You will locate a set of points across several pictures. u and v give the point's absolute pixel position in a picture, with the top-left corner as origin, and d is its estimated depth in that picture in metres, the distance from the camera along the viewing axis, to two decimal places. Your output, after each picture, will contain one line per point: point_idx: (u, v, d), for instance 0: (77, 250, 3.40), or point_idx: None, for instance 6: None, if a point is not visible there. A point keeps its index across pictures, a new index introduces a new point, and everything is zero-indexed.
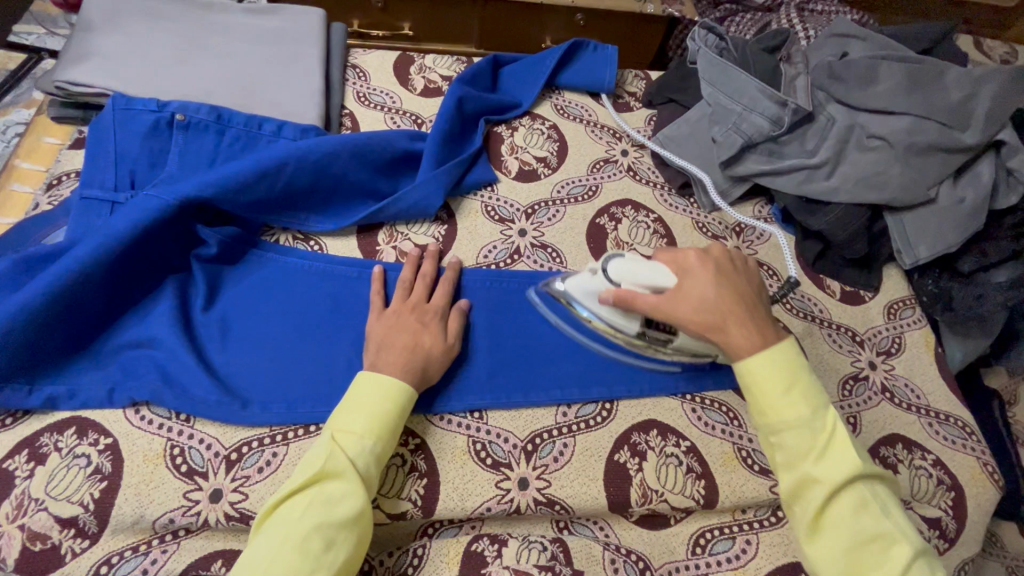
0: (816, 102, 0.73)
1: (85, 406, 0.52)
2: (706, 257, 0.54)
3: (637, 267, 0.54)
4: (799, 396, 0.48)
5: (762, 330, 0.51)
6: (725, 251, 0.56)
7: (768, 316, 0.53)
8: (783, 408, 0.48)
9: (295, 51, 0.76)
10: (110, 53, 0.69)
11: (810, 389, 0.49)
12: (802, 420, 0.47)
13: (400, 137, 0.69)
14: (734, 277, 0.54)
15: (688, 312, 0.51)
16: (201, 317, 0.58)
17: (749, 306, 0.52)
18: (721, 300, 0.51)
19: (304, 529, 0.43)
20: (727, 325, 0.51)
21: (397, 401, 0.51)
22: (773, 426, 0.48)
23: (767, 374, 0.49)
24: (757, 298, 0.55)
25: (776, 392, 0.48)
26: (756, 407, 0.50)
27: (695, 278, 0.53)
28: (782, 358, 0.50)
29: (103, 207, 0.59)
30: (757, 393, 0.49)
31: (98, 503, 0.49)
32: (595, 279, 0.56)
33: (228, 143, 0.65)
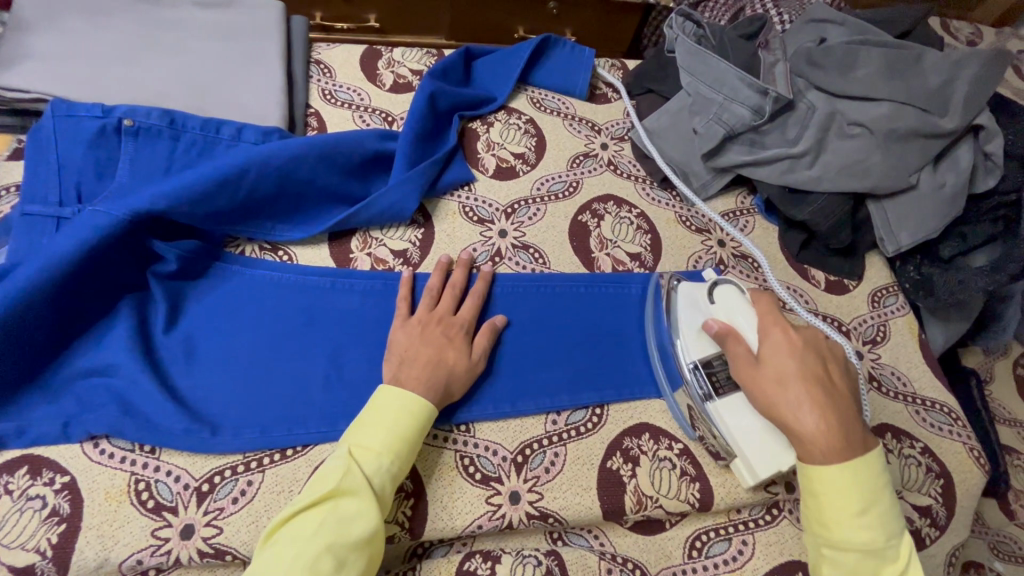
0: (796, 89, 0.71)
1: (38, 443, 0.48)
2: (793, 334, 0.53)
3: (737, 306, 0.56)
4: (874, 522, 0.46)
5: (843, 427, 0.48)
6: (817, 338, 0.54)
7: (854, 414, 0.50)
8: (856, 531, 0.46)
9: (252, 48, 0.71)
10: (48, 54, 0.63)
11: (886, 514, 0.47)
12: (872, 547, 0.46)
13: (369, 137, 0.66)
14: (822, 360, 0.52)
15: (760, 383, 0.51)
16: (163, 338, 0.54)
17: (833, 396, 0.50)
18: (801, 381, 0.50)
19: (315, 548, 0.42)
20: (803, 410, 0.49)
21: (416, 417, 0.49)
22: (837, 544, 0.47)
23: (843, 496, 0.47)
24: (844, 389, 0.52)
25: (851, 514, 0.46)
26: (821, 520, 0.48)
27: (775, 352, 0.52)
28: (864, 479, 0.47)
29: (47, 223, 0.54)
30: (825, 507, 0.47)
31: (57, 548, 0.45)
32: (702, 306, 0.58)
33: (183, 149, 0.61)
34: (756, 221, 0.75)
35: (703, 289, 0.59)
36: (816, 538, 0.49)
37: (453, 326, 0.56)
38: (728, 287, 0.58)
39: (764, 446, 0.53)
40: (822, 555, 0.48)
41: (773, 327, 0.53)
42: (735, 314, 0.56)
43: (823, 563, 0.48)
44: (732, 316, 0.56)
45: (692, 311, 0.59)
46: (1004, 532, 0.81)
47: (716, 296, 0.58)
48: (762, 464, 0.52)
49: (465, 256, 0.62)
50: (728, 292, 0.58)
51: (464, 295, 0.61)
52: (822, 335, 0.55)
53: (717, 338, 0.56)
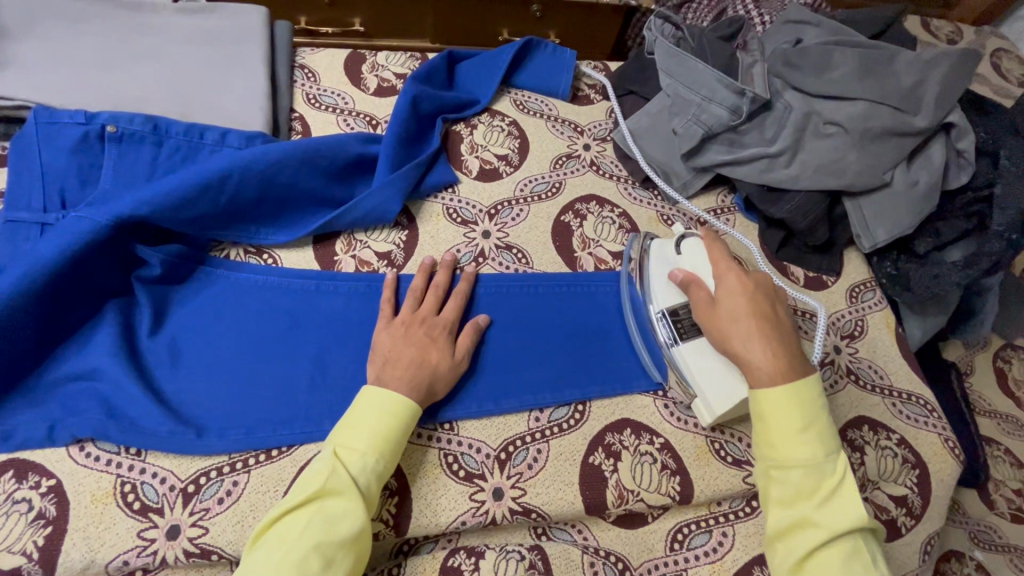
0: (773, 90, 0.73)
1: (23, 447, 0.48)
2: (746, 278, 0.56)
3: (700, 259, 0.61)
4: (812, 438, 0.49)
5: (788, 356, 0.52)
6: (767, 279, 0.57)
7: (798, 346, 0.54)
8: (796, 446, 0.49)
9: (236, 53, 0.72)
10: (31, 62, 0.64)
11: (825, 432, 0.50)
12: (813, 461, 0.48)
13: (353, 141, 0.66)
14: (773, 301, 0.56)
15: (714, 321, 0.55)
16: (148, 343, 0.55)
17: (780, 331, 0.53)
18: (751, 316, 0.53)
19: (302, 549, 0.42)
20: (751, 341, 0.52)
21: (400, 417, 0.50)
22: (781, 461, 0.49)
23: (785, 415, 0.49)
24: (792, 326, 0.55)
25: (792, 430, 0.49)
26: (767, 440, 0.50)
27: (727, 293, 0.55)
28: (804, 398, 0.50)
29: (32, 229, 0.55)
30: (768, 425, 0.50)
31: (43, 550, 0.45)
32: (672, 259, 0.62)
33: (167, 154, 0.61)
34: (736, 219, 0.76)
35: (672, 244, 0.64)
36: (764, 461, 0.50)
37: (436, 326, 0.57)
38: (693, 240, 0.62)
39: (720, 382, 0.56)
40: (770, 479, 0.50)
41: (726, 270, 0.57)
42: (697, 263, 0.60)
43: (771, 486, 0.50)
44: (694, 266, 0.61)
45: (662, 264, 0.63)
46: (984, 522, 0.83)
47: (683, 248, 0.63)
48: (717, 399, 0.55)
49: (447, 257, 0.63)
50: (694, 245, 0.62)
51: (447, 296, 0.62)
52: (771, 279, 0.58)
53: (682, 287, 0.60)
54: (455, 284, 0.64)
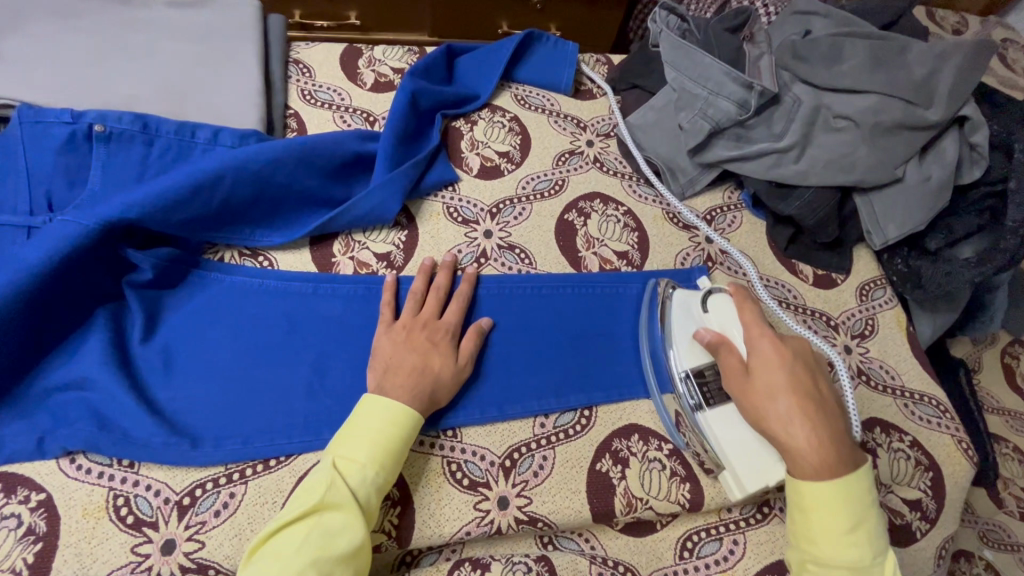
0: (782, 82, 0.70)
1: (11, 460, 0.47)
2: (782, 345, 0.53)
3: (731, 318, 0.56)
4: (861, 538, 0.46)
5: (834, 441, 0.48)
6: (804, 346, 0.54)
7: (843, 428, 0.50)
8: (842, 549, 0.45)
9: (228, 48, 0.70)
10: (15, 59, 0.62)
11: (873, 532, 0.46)
12: (858, 564, 0.45)
13: (349, 139, 0.64)
14: (813, 373, 0.52)
15: (749, 395, 0.51)
16: (141, 350, 0.53)
17: (823, 410, 0.50)
18: (791, 394, 0.50)
19: (300, 565, 0.41)
20: (792, 424, 0.48)
21: (402, 426, 0.49)
22: (823, 560, 0.46)
23: (830, 515, 0.46)
24: (834, 399, 0.52)
25: (838, 530, 0.46)
26: (807, 535, 0.47)
27: (763, 365, 0.52)
28: (854, 492, 0.46)
29: (17, 233, 0.53)
30: (813, 522, 0.47)
31: (33, 567, 0.44)
32: (698, 318, 0.58)
33: (158, 155, 0.59)
34: (743, 216, 0.74)
35: (697, 297, 0.60)
36: (801, 553, 0.48)
37: (437, 330, 0.55)
38: (722, 296, 0.59)
39: (752, 459, 0.53)
40: (807, 572, 0.47)
41: (761, 336, 0.53)
42: (727, 323, 0.56)
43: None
44: (724, 326, 0.57)
45: (686, 320, 0.59)
46: (993, 520, 0.82)
47: (710, 306, 0.59)
48: (749, 477, 0.52)
49: (448, 259, 0.62)
50: (722, 303, 0.58)
51: (448, 299, 0.60)
52: (808, 344, 0.55)
53: (710, 349, 0.56)
54: (456, 286, 0.62)
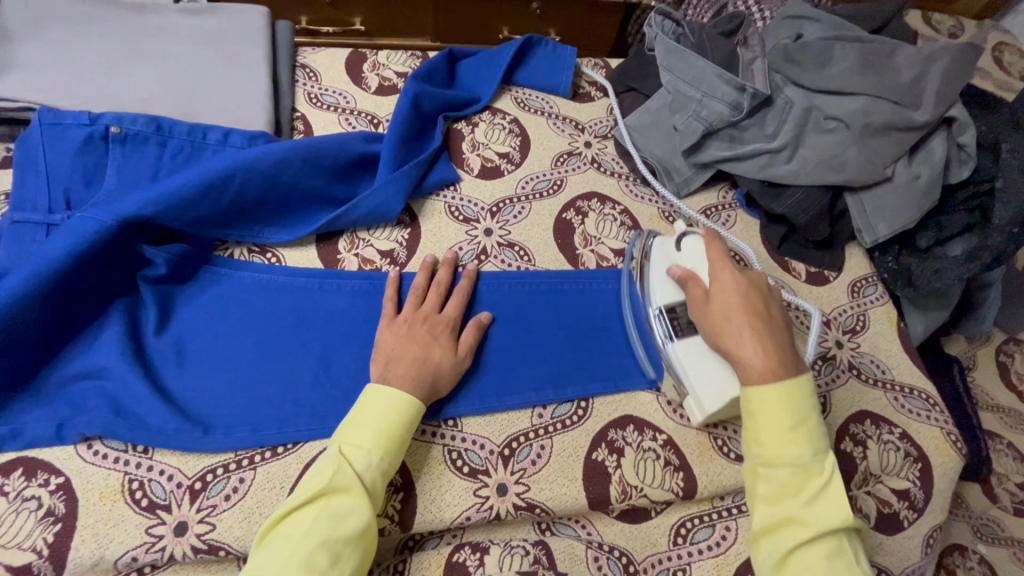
0: (774, 85, 0.73)
1: (32, 446, 0.49)
2: (741, 275, 0.56)
3: (700, 256, 0.60)
4: (802, 437, 0.48)
5: (781, 355, 0.51)
6: (761, 277, 0.57)
7: (791, 346, 0.53)
8: (783, 445, 0.48)
9: (238, 53, 0.72)
10: (36, 64, 0.64)
11: (816, 434, 0.49)
12: (799, 460, 0.48)
13: (354, 140, 0.67)
14: (767, 299, 0.55)
15: (708, 318, 0.55)
16: (154, 342, 0.55)
17: (773, 329, 0.53)
18: (744, 313, 0.53)
19: (309, 546, 0.43)
20: (743, 338, 0.52)
21: (405, 414, 0.51)
22: (767, 458, 0.49)
23: (773, 413, 0.49)
24: (786, 324, 0.55)
25: (781, 428, 0.49)
26: (755, 437, 0.50)
27: (721, 291, 0.55)
28: (795, 395, 0.50)
29: (38, 230, 0.55)
30: (757, 424, 0.50)
31: (53, 547, 0.46)
32: (672, 257, 0.62)
33: (171, 155, 0.62)
34: (737, 215, 0.76)
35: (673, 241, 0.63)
36: (751, 459, 0.50)
37: (438, 324, 0.57)
38: (694, 238, 0.62)
39: (711, 382, 0.55)
40: (757, 477, 0.49)
41: (721, 267, 0.56)
42: (697, 260, 0.60)
43: (758, 483, 0.49)
44: (694, 264, 0.60)
45: (661, 261, 0.62)
46: (987, 515, 0.83)
47: (683, 247, 0.62)
48: (709, 400, 0.55)
49: (450, 255, 0.64)
50: (695, 243, 0.61)
51: (449, 294, 0.62)
52: (765, 277, 0.58)
53: (679, 285, 0.59)
54: (457, 282, 0.64)
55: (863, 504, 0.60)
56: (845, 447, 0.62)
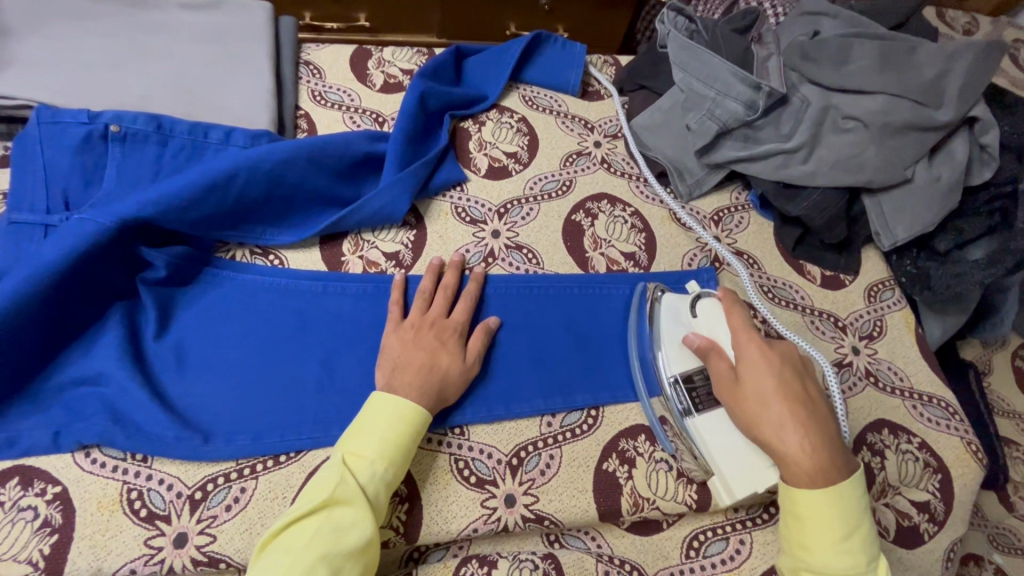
0: (790, 84, 0.71)
1: (28, 454, 0.48)
2: (769, 348, 0.53)
3: (718, 321, 0.57)
4: (853, 546, 0.47)
5: (826, 445, 0.49)
6: (791, 349, 0.55)
7: (832, 431, 0.51)
8: (833, 556, 0.46)
9: (240, 50, 0.71)
10: (34, 60, 0.63)
11: (866, 540, 0.48)
12: (850, 572, 0.46)
13: (359, 139, 0.65)
14: (801, 377, 0.53)
15: (740, 401, 0.52)
16: (153, 346, 0.54)
17: (813, 415, 0.51)
18: (781, 399, 0.51)
19: (310, 559, 0.41)
20: (785, 431, 0.50)
21: (410, 423, 0.49)
22: (816, 567, 0.47)
23: (824, 523, 0.47)
24: (823, 401, 0.53)
25: (831, 538, 0.47)
26: (801, 541, 0.48)
27: (752, 371, 0.52)
28: (848, 503, 0.48)
29: (35, 231, 0.54)
30: (806, 529, 0.48)
31: (49, 558, 0.45)
32: (687, 321, 0.59)
33: (172, 154, 0.60)
34: (751, 217, 0.74)
35: (687, 302, 0.60)
36: (793, 561, 0.49)
37: (446, 329, 0.56)
38: (710, 301, 0.59)
39: (740, 467, 0.53)
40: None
41: (749, 341, 0.54)
42: (716, 328, 0.57)
43: None
44: (711, 330, 0.57)
45: (674, 325, 0.59)
46: (1002, 524, 0.81)
47: (699, 311, 0.59)
48: (739, 483, 0.53)
49: (456, 257, 0.62)
50: (711, 307, 0.58)
51: (457, 298, 0.60)
52: (794, 347, 0.56)
53: (698, 354, 0.56)
54: (464, 285, 0.62)
55: (882, 517, 0.58)
56: (863, 458, 0.60)
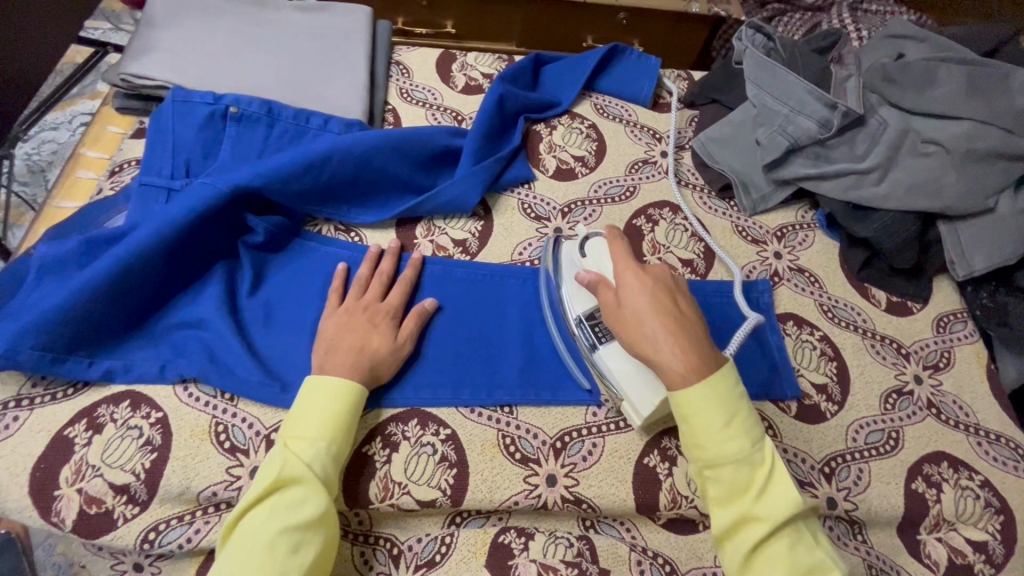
0: (868, 105, 0.71)
1: (139, 381, 0.55)
2: (646, 273, 0.54)
3: (603, 258, 0.58)
4: (737, 430, 0.47)
5: (698, 347, 0.50)
6: (665, 270, 0.55)
7: (706, 338, 0.51)
8: (723, 444, 0.47)
9: (341, 48, 0.78)
10: (170, 48, 0.72)
11: (749, 421, 0.48)
12: (742, 455, 0.46)
13: (440, 133, 0.71)
14: (675, 293, 0.53)
15: (624, 324, 0.52)
16: (247, 302, 0.60)
17: (686, 325, 0.51)
18: (656, 315, 0.51)
19: (271, 535, 0.44)
20: (658, 342, 0.50)
21: (346, 402, 0.51)
22: (710, 460, 0.47)
23: (706, 413, 0.47)
24: (699, 316, 0.53)
25: (718, 426, 0.47)
26: (694, 442, 0.48)
27: (628, 292, 0.53)
28: (722, 387, 0.48)
29: (160, 193, 0.62)
30: (695, 427, 0.48)
31: (149, 472, 0.51)
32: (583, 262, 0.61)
33: (277, 135, 0.68)
34: (816, 236, 0.74)
35: (578, 246, 0.62)
36: (695, 463, 0.49)
37: (379, 312, 0.58)
38: (597, 240, 0.60)
39: (641, 383, 0.54)
40: (706, 479, 0.48)
41: (626, 268, 0.54)
42: (601, 263, 0.58)
43: (707, 486, 0.48)
44: (600, 266, 0.58)
45: (570, 269, 0.61)
46: None
47: (587, 251, 0.61)
48: (640, 401, 0.53)
49: (416, 256, 0.64)
50: (597, 246, 0.60)
51: (393, 283, 0.63)
52: (671, 271, 0.56)
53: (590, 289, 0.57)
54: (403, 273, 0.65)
55: (933, 551, 0.57)
56: (917, 488, 0.58)
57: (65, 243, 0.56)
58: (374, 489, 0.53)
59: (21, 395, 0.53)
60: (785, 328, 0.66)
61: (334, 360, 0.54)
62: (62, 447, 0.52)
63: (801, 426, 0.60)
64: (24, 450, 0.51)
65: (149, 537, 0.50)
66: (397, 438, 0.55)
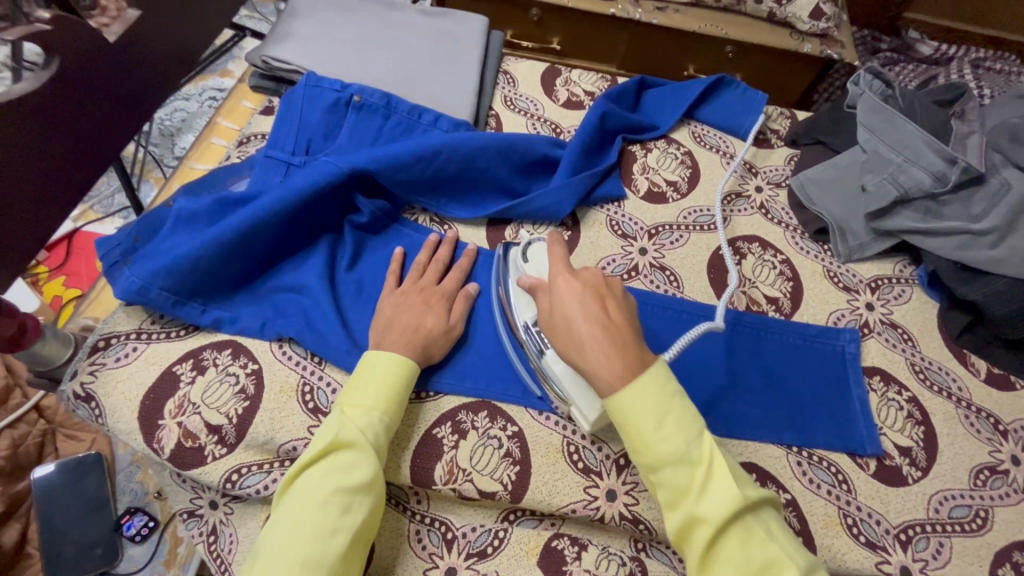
0: (990, 164, 0.67)
1: (242, 332, 0.60)
2: (575, 277, 0.51)
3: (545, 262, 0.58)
4: (670, 425, 0.44)
5: (628, 354, 0.46)
6: (599, 272, 0.52)
7: (637, 340, 0.47)
8: (658, 446, 0.44)
9: (455, 52, 0.83)
10: (306, 37, 0.78)
11: (684, 417, 0.45)
12: (679, 455, 0.43)
13: (542, 142, 0.73)
14: (607, 298, 0.50)
15: (556, 332, 0.50)
16: (344, 275, 0.64)
17: (613, 330, 0.47)
18: (585, 324, 0.48)
19: (322, 494, 0.46)
20: (585, 353, 0.47)
21: (402, 375, 0.53)
22: (650, 464, 0.44)
23: (637, 413, 0.44)
24: (633, 318, 0.50)
25: (649, 428, 0.44)
26: (631, 446, 0.45)
27: (557, 300, 0.50)
28: (651, 388, 0.45)
29: (280, 166, 0.67)
30: (631, 432, 0.45)
31: (241, 417, 0.56)
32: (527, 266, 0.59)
33: (391, 126, 0.72)
34: (914, 293, 0.70)
35: (521, 250, 0.61)
36: (638, 466, 0.46)
37: (434, 294, 0.60)
38: (540, 245, 0.61)
39: (585, 389, 0.54)
40: (652, 483, 0.45)
41: (557, 276, 0.52)
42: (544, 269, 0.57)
43: (654, 489, 0.45)
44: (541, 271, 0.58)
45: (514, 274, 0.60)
46: None
47: (530, 256, 0.60)
48: (588, 408, 0.53)
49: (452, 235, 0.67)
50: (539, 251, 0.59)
51: (448, 271, 0.65)
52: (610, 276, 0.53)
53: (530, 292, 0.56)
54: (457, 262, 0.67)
55: None
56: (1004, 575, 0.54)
57: (200, 200, 0.62)
58: (439, 471, 0.55)
59: (141, 330, 0.59)
60: (870, 382, 0.64)
61: (391, 338, 0.56)
62: (170, 382, 0.57)
63: (879, 486, 0.57)
64: (138, 378, 0.56)
65: (232, 479, 0.54)
66: (466, 426, 0.57)
